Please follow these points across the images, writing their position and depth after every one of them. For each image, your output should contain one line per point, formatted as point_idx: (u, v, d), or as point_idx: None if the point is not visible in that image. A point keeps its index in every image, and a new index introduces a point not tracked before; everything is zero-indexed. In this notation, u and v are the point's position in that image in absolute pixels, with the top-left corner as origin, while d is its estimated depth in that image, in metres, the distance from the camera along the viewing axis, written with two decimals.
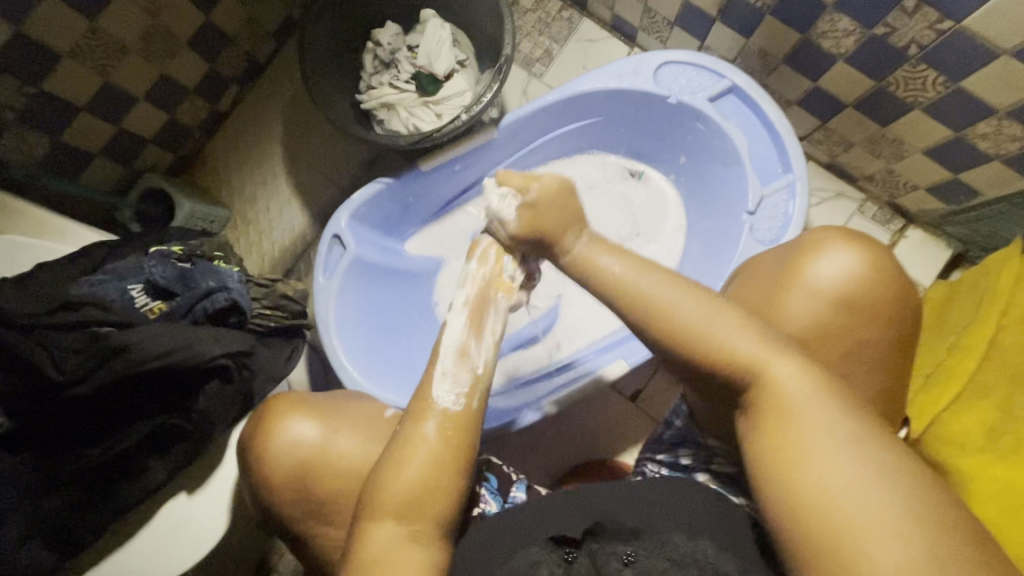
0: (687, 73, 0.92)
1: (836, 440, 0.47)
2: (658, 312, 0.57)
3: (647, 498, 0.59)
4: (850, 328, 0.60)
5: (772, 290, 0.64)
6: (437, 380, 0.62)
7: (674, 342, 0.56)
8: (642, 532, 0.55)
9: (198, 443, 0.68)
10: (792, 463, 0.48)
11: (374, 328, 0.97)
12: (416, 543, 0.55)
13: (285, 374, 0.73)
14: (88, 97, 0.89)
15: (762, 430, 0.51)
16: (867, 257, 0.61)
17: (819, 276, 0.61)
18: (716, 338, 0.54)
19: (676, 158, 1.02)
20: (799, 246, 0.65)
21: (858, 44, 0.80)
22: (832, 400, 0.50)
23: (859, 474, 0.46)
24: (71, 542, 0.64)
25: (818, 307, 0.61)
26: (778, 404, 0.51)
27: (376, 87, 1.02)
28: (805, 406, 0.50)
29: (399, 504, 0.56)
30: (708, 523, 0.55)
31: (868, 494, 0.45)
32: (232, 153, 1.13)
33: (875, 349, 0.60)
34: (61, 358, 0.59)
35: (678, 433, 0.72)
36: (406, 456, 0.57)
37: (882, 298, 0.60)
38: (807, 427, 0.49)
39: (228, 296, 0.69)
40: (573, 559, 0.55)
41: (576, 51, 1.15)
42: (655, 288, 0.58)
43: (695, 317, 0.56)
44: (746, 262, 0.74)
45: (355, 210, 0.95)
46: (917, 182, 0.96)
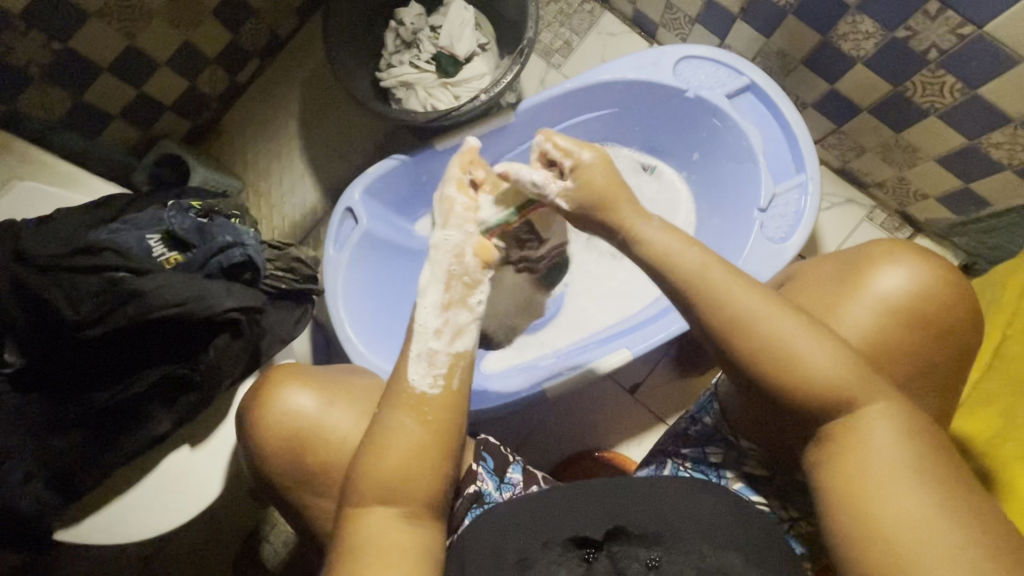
0: (708, 68, 0.93)
1: (910, 479, 0.48)
2: (755, 337, 0.54)
3: (669, 501, 0.60)
4: (910, 341, 0.61)
5: (831, 295, 0.64)
6: (411, 363, 0.62)
7: (763, 363, 0.54)
8: (665, 537, 0.56)
9: (204, 395, 0.68)
10: (865, 489, 0.50)
11: (380, 303, 0.97)
12: (408, 524, 0.56)
13: (293, 337, 0.75)
14: (112, 57, 0.90)
15: (840, 458, 0.52)
16: (934, 272, 0.61)
17: (884, 287, 0.62)
18: (809, 365, 0.53)
19: (689, 155, 1.03)
20: (862, 255, 0.65)
21: (877, 47, 0.81)
22: (908, 433, 0.51)
23: (930, 515, 0.47)
24: (73, 486, 0.65)
25: (878, 316, 0.61)
26: (864, 437, 0.51)
27: (396, 66, 1.03)
28: (884, 439, 0.51)
29: (383, 488, 0.56)
30: (731, 533, 0.56)
31: (928, 524, 0.47)
32: (249, 125, 1.13)
33: (931, 365, 0.61)
34: (78, 300, 0.61)
35: (705, 429, 0.72)
36: (387, 445, 0.57)
37: (939, 314, 0.61)
38: (883, 463, 0.50)
39: (244, 251, 0.69)
40: (592, 559, 0.56)
41: (594, 44, 1.15)
42: (739, 297, 0.56)
43: (795, 342, 0.54)
44: (795, 264, 0.74)
45: (370, 184, 0.95)
46: (927, 191, 0.96)
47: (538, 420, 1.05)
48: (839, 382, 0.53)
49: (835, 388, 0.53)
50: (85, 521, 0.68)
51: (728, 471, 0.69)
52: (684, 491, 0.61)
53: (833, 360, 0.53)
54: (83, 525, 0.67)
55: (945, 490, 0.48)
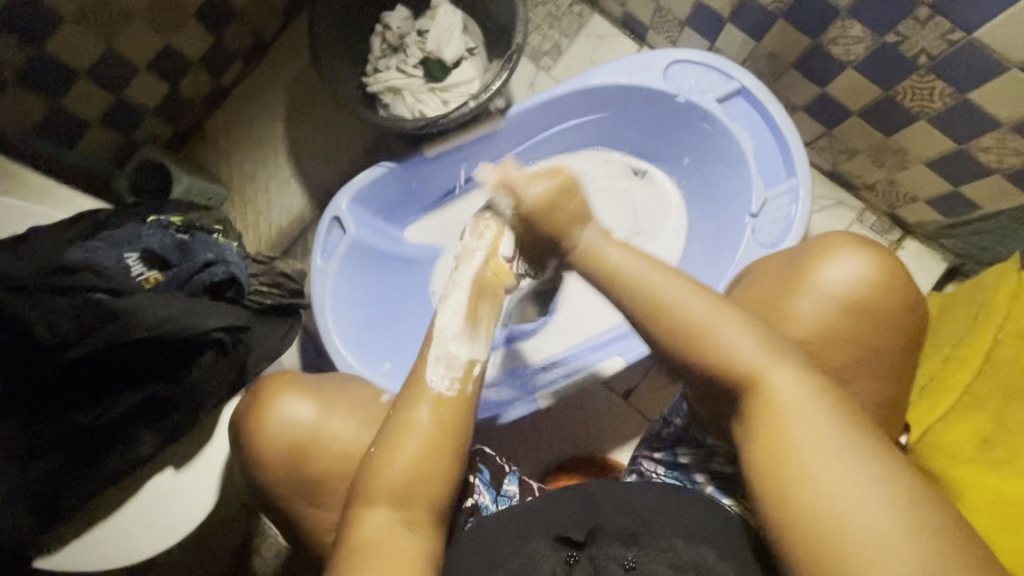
0: (698, 73, 0.92)
1: (829, 449, 0.47)
2: (667, 315, 0.56)
3: (652, 503, 0.57)
4: (858, 332, 0.60)
5: (781, 290, 0.63)
6: (428, 366, 0.61)
7: (675, 343, 0.55)
8: (641, 536, 0.54)
9: (189, 415, 0.68)
10: (786, 461, 0.48)
11: (370, 313, 0.96)
12: (410, 530, 0.54)
13: (281, 352, 0.73)
14: (90, 63, 0.88)
15: (757, 435, 0.50)
16: (877, 262, 0.61)
17: (831, 279, 0.61)
18: (716, 344, 0.53)
19: (679, 159, 1.03)
20: (810, 250, 0.64)
21: (868, 51, 0.80)
22: (826, 404, 0.50)
23: (852, 481, 0.45)
24: (55, 510, 0.63)
25: (825, 309, 0.60)
26: (777, 407, 0.50)
27: (383, 71, 1.01)
28: (798, 407, 0.49)
29: (392, 488, 0.54)
30: (708, 527, 0.55)
31: (848, 486, 0.45)
32: (233, 130, 1.11)
33: (878, 352, 0.60)
34: (54, 320, 0.59)
35: (676, 431, 0.71)
36: (400, 440, 0.56)
37: (893, 306, 0.60)
38: (803, 438, 0.48)
39: (228, 269, 0.68)
40: (574, 561, 0.53)
41: (585, 47, 1.14)
42: (656, 281, 0.57)
43: (701, 315, 0.55)
44: (751, 265, 0.73)
45: (357, 193, 0.94)
46: (917, 194, 0.97)
47: (531, 426, 1.04)
48: (743, 356, 0.53)
49: (740, 362, 0.52)
50: (68, 546, 0.66)
51: (698, 473, 0.67)
52: (668, 492, 0.59)
53: (736, 333, 0.54)
54: (64, 550, 0.66)
55: (868, 455, 0.46)
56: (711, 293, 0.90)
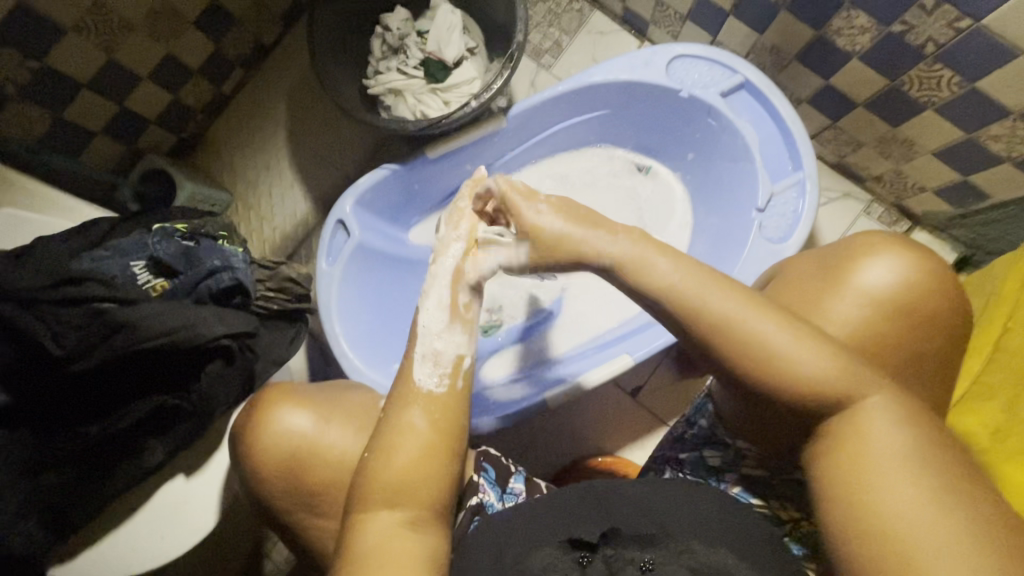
0: (700, 67, 0.92)
1: (909, 480, 0.45)
2: (736, 336, 0.51)
3: (665, 506, 0.57)
4: (896, 334, 0.59)
5: (819, 292, 0.62)
6: (415, 365, 0.62)
7: (743, 363, 0.51)
8: (658, 538, 0.53)
9: (198, 424, 0.67)
10: (864, 490, 0.46)
11: (376, 316, 0.96)
12: (415, 530, 0.54)
13: (287, 358, 0.73)
14: (92, 73, 0.88)
15: (833, 458, 0.49)
16: (916, 262, 0.60)
17: (869, 280, 0.60)
18: (791, 361, 0.50)
19: (685, 155, 1.02)
20: (845, 251, 0.63)
21: (873, 41, 0.80)
22: (908, 429, 0.47)
23: (929, 511, 0.43)
24: (67, 521, 0.64)
25: (868, 312, 0.59)
26: (857, 432, 0.48)
27: (384, 73, 1.01)
28: (875, 430, 0.48)
29: (390, 491, 0.54)
30: (720, 529, 0.54)
31: (926, 517, 0.43)
32: (236, 136, 1.11)
33: (924, 355, 0.59)
34: (62, 332, 0.59)
35: (701, 432, 0.70)
36: (394, 442, 0.56)
37: (936, 307, 0.59)
38: (882, 464, 0.46)
39: (233, 276, 0.69)
40: (587, 562, 0.52)
41: (586, 44, 1.14)
42: (722, 298, 0.53)
43: (774, 335, 0.51)
44: (780, 262, 0.72)
45: (361, 195, 0.93)
46: (925, 184, 0.95)
47: (540, 426, 1.04)
48: (822, 372, 0.49)
49: (822, 379, 0.49)
50: (81, 555, 0.66)
51: (727, 475, 0.66)
52: (683, 496, 0.58)
53: (811, 349, 0.50)
54: (78, 559, 0.66)
55: (949, 482, 0.45)
56: None
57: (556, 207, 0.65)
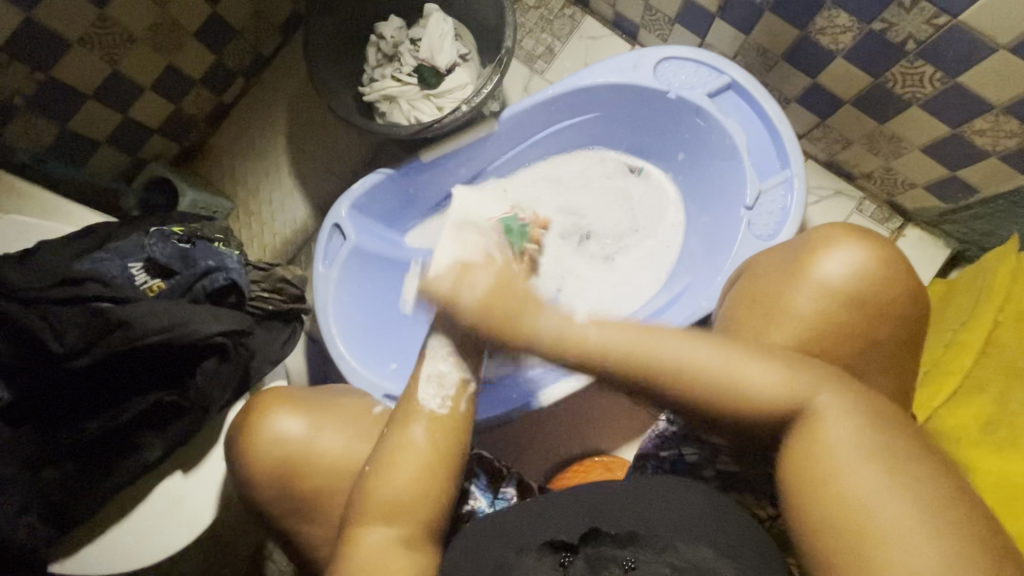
0: (687, 68, 0.93)
1: (875, 468, 0.46)
2: (682, 369, 0.53)
3: (650, 502, 0.57)
4: (859, 324, 0.59)
5: (780, 285, 0.63)
6: (420, 386, 0.61)
7: (694, 394, 0.53)
8: (641, 536, 0.54)
9: (195, 421, 0.69)
10: (831, 498, 0.46)
11: (373, 318, 0.97)
12: (409, 549, 0.56)
13: (283, 357, 0.75)
14: (96, 85, 0.91)
15: (799, 471, 0.49)
16: (874, 252, 0.60)
17: (827, 271, 0.60)
18: (739, 385, 0.52)
19: (674, 155, 1.03)
20: (807, 244, 0.63)
21: (856, 40, 0.81)
22: (867, 421, 0.48)
23: (895, 506, 0.44)
24: (68, 515, 0.65)
25: (822, 303, 0.60)
26: (817, 432, 0.49)
27: (379, 80, 1.03)
28: (836, 434, 0.48)
29: (386, 507, 0.56)
30: (705, 526, 0.54)
31: (891, 511, 0.44)
32: (237, 144, 1.14)
33: (880, 344, 0.59)
34: (61, 331, 0.61)
35: (677, 430, 0.70)
36: (395, 459, 0.57)
37: (890, 295, 0.59)
38: (845, 458, 0.47)
39: (228, 276, 0.70)
40: (568, 562, 0.53)
41: (578, 48, 1.16)
42: (663, 339, 0.54)
43: (721, 363, 0.53)
44: (748, 260, 0.72)
45: (356, 200, 0.96)
46: (915, 180, 0.96)
47: (536, 427, 1.05)
48: (773, 389, 0.51)
49: (774, 395, 0.51)
50: (81, 551, 0.68)
51: (704, 470, 0.68)
52: (665, 490, 0.58)
53: (761, 368, 0.52)
54: (79, 555, 0.68)
55: (912, 464, 0.46)
56: (709, 287, 0.90)
57: (491, 289, 0.58)
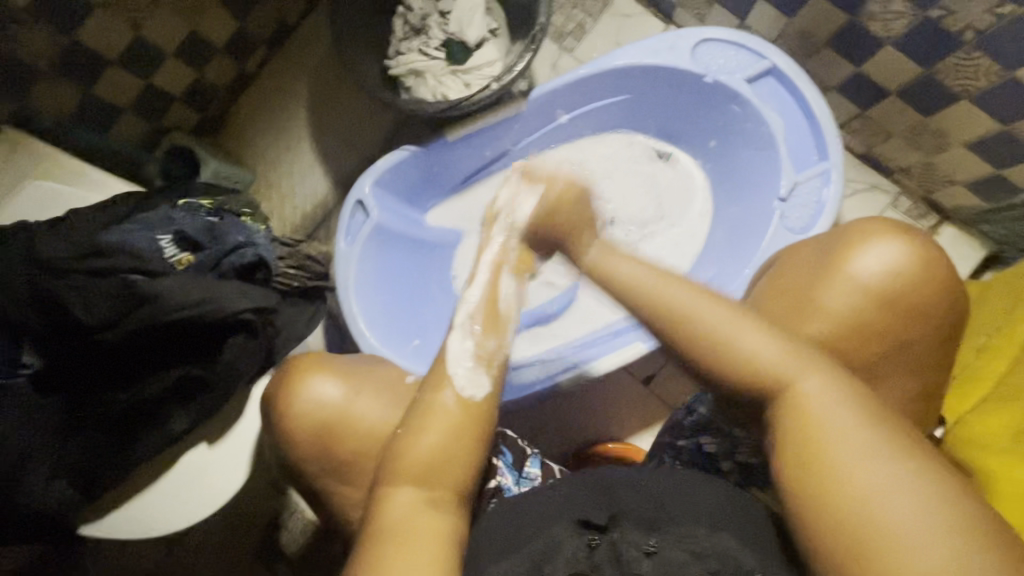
0: (727, 51, 0.90)
1: (865, 453, 0.46)
2: (685, 327, 0.55)
3: (674, 492, 0.56)
4: (892, 325, 0.57)
5: (813, 282, 0.61)
6: (451, 358, 0.61)
7: (699, 356, 0.54)
8: (661, 522, 0.54)
9: (220, 395, 0.69)
10: (819, 475, 0.46)
11: (393, 298, 0.97)
12: (435, 510, 0.53)
13: (307, 335, 0.75)
14: (120, 50, 0.89)
15: (787, 442, 0.49)
16: (915, 249, 0.57)
17: (862, 269, 0.58)
18: (737, 354, 0.53)
19: (706, 142, 1.00)
20: (843, 238, 0.61)
21: (909, 27, 0.78)
22: (855, 405, 0.48)
23: (885, 483, 0.44)
24: (98, 484, 0.66)
25: (858, 301, 0.57)
26: (802, 412, 0.49)
27: (405, 53, 1.01)
28: (823, 411, 0.48)
29: (418, 470, 0.54)
30: (730, 519, 0.53)
31: (876, 487, 0.44)
32: (258, 114, 1.12)
33: (917, 345, 0.58)
34: (92, 302, 0.62)
35: (700, 419, 0.70)
36: (427, 422, 0.56)
37: (930, 297, 0.57)
38: (831, 442, 0.47)
39: (256, 251, 0.71)
40: (596, 544, 0.53)
41: (609, 26, 1.12)
42: (675, 288, 0.57)
43: (724, 330, 0.54)
44: (782, 253, 0.70)
45: (380, 176, 0.94)
46: (956, 177, 0.92)
47: (551, 411, 1.04)
48: (768, 363, 0.52)
49: (768, 370, 0.52)
50: (106, 519, 0.69)
51: (723, 462, 0.66)
52: (692, 480, 0.57)
53: (758, 341, 0.53)
54: (105, 522, 0.69)
55: (901, 454, 0.45)
56: (737, 280, 0.88)
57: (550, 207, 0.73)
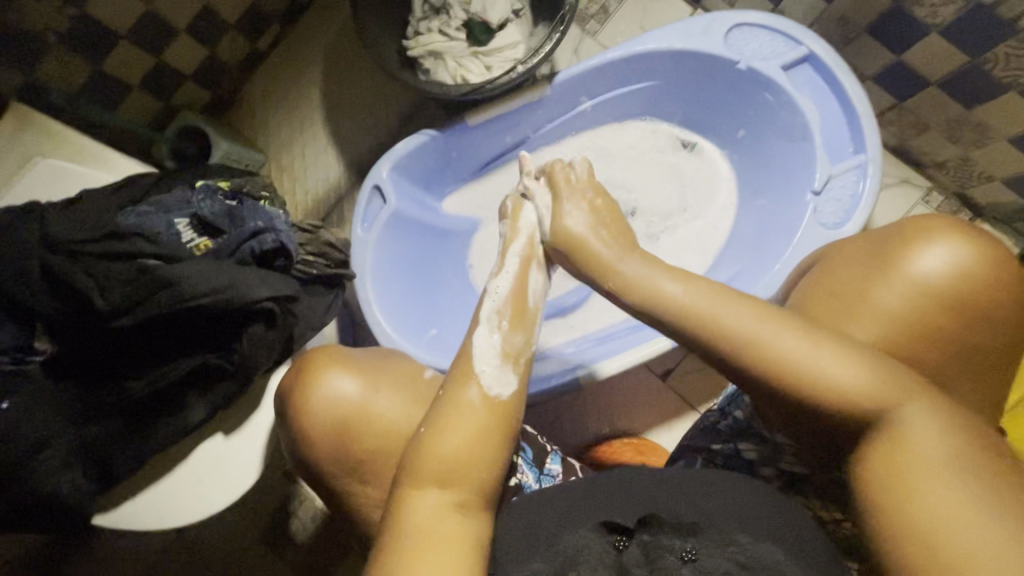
0: (761, 37, 0.86)
1: (975, 499, 0.42)
2: (760, 350, 0.51)
3: (708, 492, 0.55)
4: (954, 328, 0.55)
5: (864, 279, 0.58)
6: (478, 351, 0.60)
7: (777, 382, 0.50)
8: (699, 529, 0.51)
9: (237, 385, 0.67)
10: (926, 521, 0.42)
11: (409, 286, 0.94)
12: (461, 510, 0.52)
13: (325, 323, 0.73)
14: (131, 25, 0.86)
15: (885, 482, 0.46)
16: (977, 249, 0.55)
17: (924, 268, 0.56)
18: (821, 381, 0.49)
19: (734, 132, 0.97)
20: (902, 233, 0.59)
21: (958, 14, 0.74)
22: (960, 440, 0.45)
23: (999, 535, 0.40)
24: (110, 473, 0.65)
25: (917, 301, 0.55)
26: (901, 444, 0.46)
27: (424, 32, 0.97)
28: (926, 446, 0.45)
29: (441, 470, 0.52)
30: (768, 524, 0.51)
31: (989, 540, 0.40)
32: (271, 94, 1.09)
33: (979, 351, 0.56)
34: (107, 287, 0.60)
35: (735, 424, 0.68)
36: (452, 419, 0.54)
37: (993, 300, 0.55)
38: (938, 484, 0.43)
39: (277, 238, 0.67)
40: (623, 547, 0.51)
41: (635, 9, 1.07)
42: (741, 310, 0.53)
43: (807, 353, 0.50)
44: (823, 249, 0.68)
45: (399, 160, 0.91)
46: (994, 173, 0.89)
47: (567, 404, 1.03)
48: (859, 390, 0.48)
49: (860, 397, 0.48)
50: (119, 508, 0.68)
51: (763, 469, 0.65)
52: (727, 482, 0.56)
53: (845, 366, 0.49)
54: (118, 511, 0.68)
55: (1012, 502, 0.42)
56: (766, 275, 0.85)
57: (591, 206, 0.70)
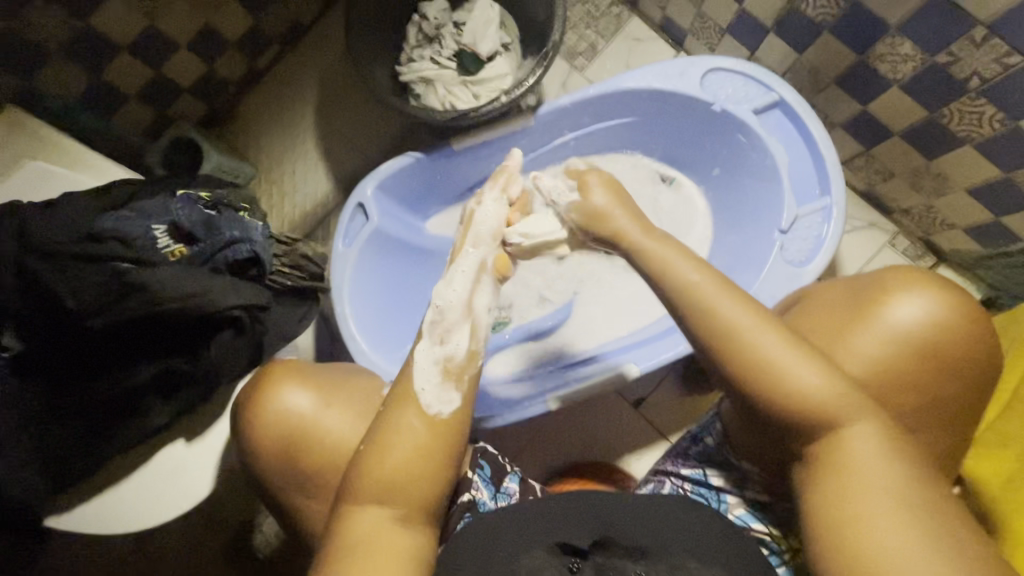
0: (736, 82, 0.91)
1: (892, 508, 0.48)
2: (742, 344, 0.54)
3: (660, 521, 0.56)
4: (924, 377, 0.58)
5: (841, 324, 0.61)
6: (418, 373, 0.59)
7: (749, 377, 0.54)
8: (648, 551, 0.53)
9: (200, 391, 0.70)
10: (852, 520, 0.49)
11: (387, 304, 0.96)
12: (402, 527, 0.53)
13: (296, 334, 0.76)
14: (131, 39, 0.89)
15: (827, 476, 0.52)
16: (951, 302, 0.58)
17: (898, 317, 0.58)
18: (789, 384, 0.53)
19: (709, 170, 1.01)
20: (878, 283, 0.61)
21: (916, 71, 0.78)
22: (894, 455, 0.51)
23: (909, 543, 0.46)
24: (66, 475, 0.65)
25: (888, 349, 0.58)
26: (845, 449, 0.52)
27: (417, 60, 1.01)
28: (860, 457, 0.51)
29: (379, 488, 0.53)
30: (714, 548, 0.53)
31: (897, 547, 0.46)
32: (266, 110, 1.12)
33: (941, 399, 0.58)
34: (78, 288, 0.62)
35: (706, 451, 0.69)
36: (391, 440, 0.54)
37: (964, 353, 0.57)
38: (868, 490, 0.49)
39: (251, 247, 0.69)
40: (576, 568, 0.53)
41: (620, 49, 1.12)
42: (723, 298, 0.56)
43: (782, 355, 0.53)
44: (803, 290, 0.71)
45: (383, 180, 0.94)
46: (955, 221, 0.93)
47: (541, 429, 1.03)
48: (820, 394, 0.52)
49: (819, 402, 0.52)
50: (71, 513, 0.67)
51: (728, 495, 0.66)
52: (677, 504, 0.58)
53: (813, 372, 0.53)
54: (67, 514, 0.67)
55: (931, 521, 0.48)
56: None
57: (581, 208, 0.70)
